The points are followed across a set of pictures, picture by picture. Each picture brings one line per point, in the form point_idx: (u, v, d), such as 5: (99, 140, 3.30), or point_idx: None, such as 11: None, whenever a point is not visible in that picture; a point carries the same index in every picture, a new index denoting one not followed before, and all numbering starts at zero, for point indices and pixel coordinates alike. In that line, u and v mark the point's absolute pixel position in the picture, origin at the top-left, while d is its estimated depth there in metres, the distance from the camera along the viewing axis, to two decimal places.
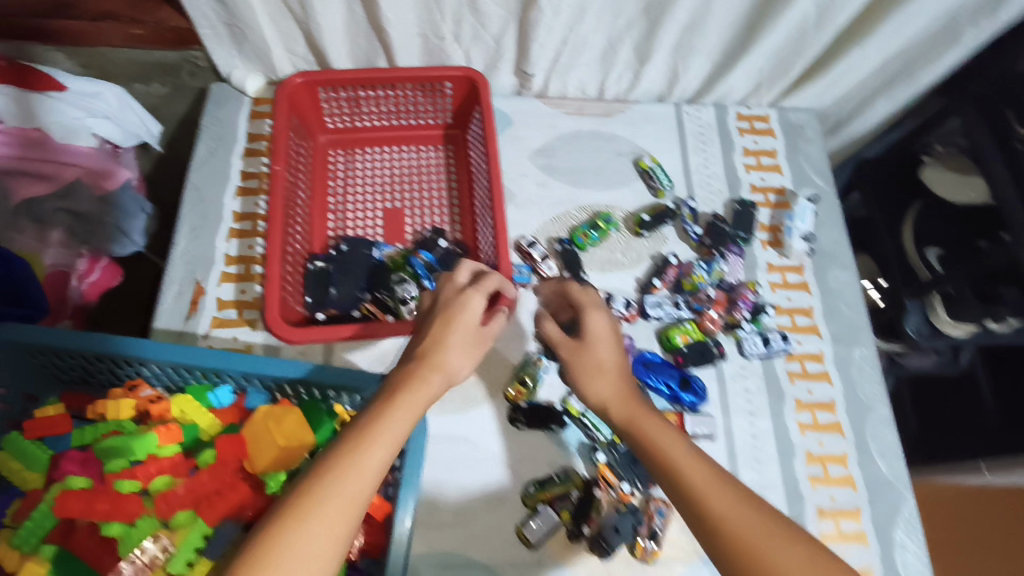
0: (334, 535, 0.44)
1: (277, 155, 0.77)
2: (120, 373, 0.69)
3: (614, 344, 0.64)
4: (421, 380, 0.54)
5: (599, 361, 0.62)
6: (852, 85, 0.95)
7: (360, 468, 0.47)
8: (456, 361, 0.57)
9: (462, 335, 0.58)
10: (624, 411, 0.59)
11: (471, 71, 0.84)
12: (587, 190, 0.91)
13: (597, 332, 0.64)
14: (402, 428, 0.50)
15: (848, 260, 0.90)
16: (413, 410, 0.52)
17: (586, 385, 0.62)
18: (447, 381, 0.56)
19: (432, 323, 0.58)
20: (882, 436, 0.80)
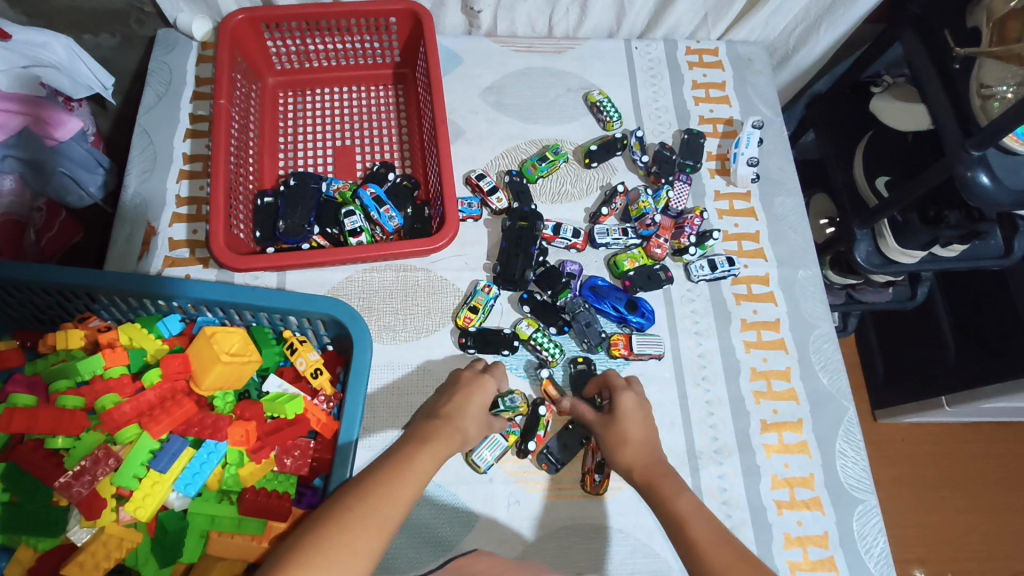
0: (367, 554, 0.47)
1: (220, 90, 0.78)
2: (70, 308, 0.70)
3: (644, 421, 0.67)
4: (446, 440, 0.61)
5: (626, 436, 0.66)
6: (797, 14, 0.95)
7: (397, 496, 0.52)
8: (472, 429, 0.65)
9: (480, 407, 0.67)
10: (643, 475, 0.63)
11: (414, 4, 0.84)
12: (537, 125, 0.92)
13: (627, 409, 0.67)
14: (428, 472, 0.57)
15: (794, 186, 0.91)
16: (436, 459, 0.58)
17: (613, 456, 0.65)
18: (462, 441, 0.64)
19: (455, 397, 0.67)
20: (825, 351, 0.82)
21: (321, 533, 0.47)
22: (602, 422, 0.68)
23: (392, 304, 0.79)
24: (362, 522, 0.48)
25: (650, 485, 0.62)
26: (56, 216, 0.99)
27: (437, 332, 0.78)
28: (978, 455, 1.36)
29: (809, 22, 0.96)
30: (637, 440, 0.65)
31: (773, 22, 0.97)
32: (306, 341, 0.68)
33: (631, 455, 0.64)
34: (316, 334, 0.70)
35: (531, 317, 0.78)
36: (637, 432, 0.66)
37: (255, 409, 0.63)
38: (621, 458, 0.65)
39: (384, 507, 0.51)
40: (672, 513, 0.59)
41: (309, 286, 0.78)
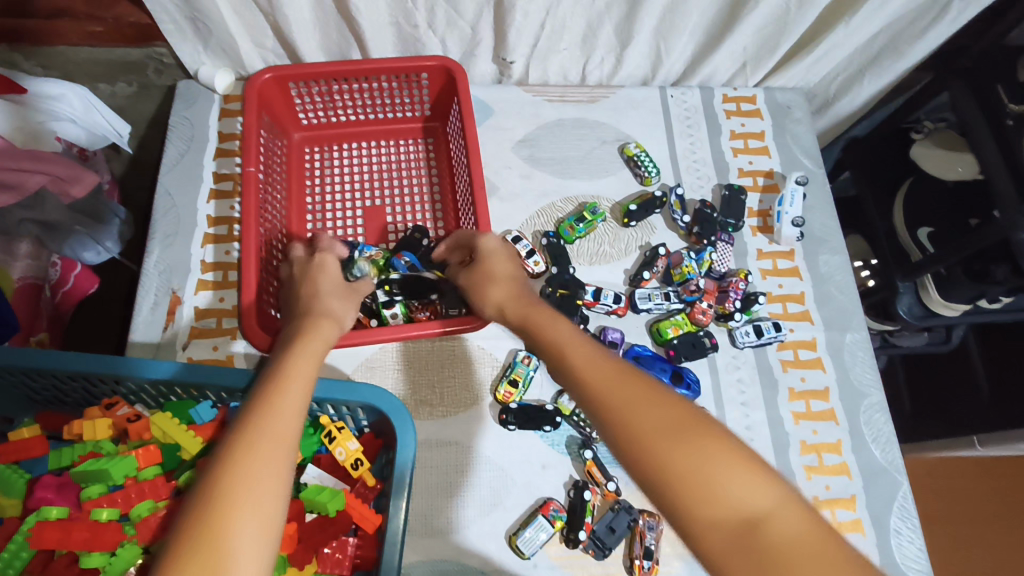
0: (288, 452, 0.48)
1: (248, 156, 0.75)
2: (95, 391, 0.66)
3: (507, 258, 0.71)
4: (318, 334, 0.61)
5: (492, 271, 0.70)
6: (838, 62, 0.92)
7: (287, 396, 0.51)
8: (339, 308, 0.67)
9: (335, 286, 0.69)
10: (513, 309, 0.65)
11: (447, 60, 0.80)
12: (572, 180, 0.89)
13: (491, 248, 0.72)
14: (313, 367, 0.56)
15: (838, 243, 0.88)
16: (316, 350, 0.58)
17: (483, 292, 0.69)
18: (336, 323, 0.65)
19: (315, 280, 0.69)
20: (876, 422, 0.79)
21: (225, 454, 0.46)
22: (470, 267, 0.72)
23: (428, 377, 0.76)
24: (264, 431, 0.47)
25: (527, 324, 0.62)
26: (71, 269, 0.93)
27: (476, 407, 0.75)
28: (1006, 495, 1.33)
29: (850, 69, 0.93)
30: (504, 275, 0.69)
31: (814, 71, 0.94)
32: (345, 428, 0.65)
33: (496, 291, 0.68)
34: (355, 419, 0.67)
35: None
36: (502, 267, 0.70)
37: (297, 508, 0.61)
38: (489, 299, 0.68)
39: (281, 411, 0.50)
40: (571, 378, 0.54)
41: (344, 360, 0.75)
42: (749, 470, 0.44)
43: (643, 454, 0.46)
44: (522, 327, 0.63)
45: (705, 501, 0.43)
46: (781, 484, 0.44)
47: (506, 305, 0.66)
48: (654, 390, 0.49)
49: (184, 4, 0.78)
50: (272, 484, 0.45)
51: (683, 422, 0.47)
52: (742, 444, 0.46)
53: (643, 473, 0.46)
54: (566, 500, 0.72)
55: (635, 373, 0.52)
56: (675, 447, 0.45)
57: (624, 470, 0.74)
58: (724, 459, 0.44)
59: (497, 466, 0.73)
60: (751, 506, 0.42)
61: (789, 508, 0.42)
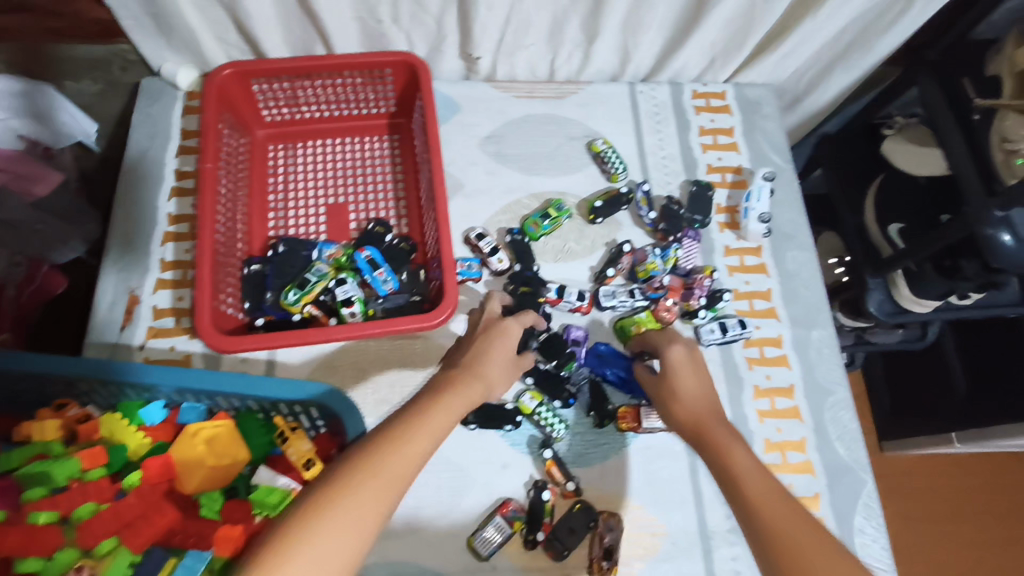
0: (393, 492, 0.46)
1: (205, 153, 0.74)
2: (46, 391, 0.66)
3: (694, 374, 0.67)
4: (466, 389, 0.59)
5: (674, 390, 0.66)
6: (808, 58, 0.91)
7: (415, 438, 0.50)
8: (495, 375, 0.64)
9: (503, 355, 0.66)
10: (694, 426, 0.62)
11: (410, 56, 0.80)
12: (538, 177, 0.88)
13: (676, 361, 0.68)
14: (445, 422, 0.53)
15: (806, 240, 0.88)
16: (464, 400, 0.58)
17: (666, 412, 0.66)
18: (485, 389, 0.62)
19: (488, 341, 0.66)
20: (841, 419, 0.79)
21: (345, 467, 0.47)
22: (655, 380, 0.68)
23: (388, 375, 0.75)
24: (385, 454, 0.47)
25: (699, 430, 0.62)
26: (37, 268, 0.93)
27: None
28: (986, 490, 1.33)
29: (820, 66, 0.92)
30: (691, 394, 0.65)
31: (784, 66, 0.93)
32: (298, 429, 0.64)
33: (683, 411, 0.64)
34: (310, 420, 0.66)
35: (534, 389, 0.75)
36: (690, 386, 0.66)
37: (243, 510, 0.60)
38: (682, 406, 0.64)
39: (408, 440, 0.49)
40: (730, 479, 0.56)
41: (302, 358, 0.75)
42: None
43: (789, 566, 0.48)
44: (694, 430, 0.62)
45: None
46: None
47: (698, 411, 0.63)
48: (791, 506, 0.52)
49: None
50: (362, 514, 0.44)
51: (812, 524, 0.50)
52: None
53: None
54: (526, 500, 0.71)
55: (787, 492, 0.54)
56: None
57: (585, 469, 0.73)
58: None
59: (457, 464, 0.72)
60: None
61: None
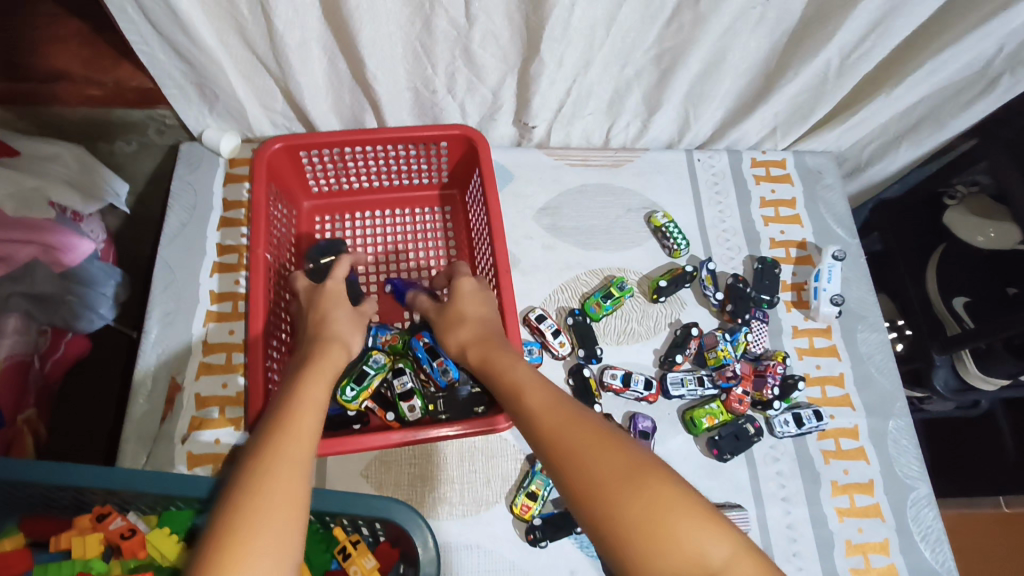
0: (301, 472, 0.47)
1: (256, 235, 0.70)
2: (86, 500, 0.60)
3: (480, 299, 0.70)
4: (329, 359, 0.60)
5: (462, 313, 0.69)
6: (873, 129, 0.87)
7: (299, 415, 0.52)
8: (346, 335, 0.65)
9: (346, 312, 0.68)
10: (477, 350, 0.64)
11: (469, 130, 0.76)
12: (596, 251, 0.84)
13: (465, 288, 0.71)
14: (319, 390, 0.56)
15: (877, 320, 0.84)
16: (322, 380, 0.57)
17: (447, 334, 0.68)
18: (347, 350, 0.64)
19: (323, 304, 0.68)
20: (924, 518, 0.74)
21: (234, 505, 0.43)
22: (439, 311, 0.71)
23: (448, 471, 0.71)
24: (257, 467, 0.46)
25: (487, 366, 0.62)
26: (61, 337, 0.88)
27: (500, 505, 0.70)
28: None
29: (885, 137, 0.89)
30: (475, 318, 0.68)
31: (847, 137, 0.90)
32: (360, 541, 0.60)
33: (463, 333, 0.67)
34: (371, 530, 0.62)
35: None
36: (474, 310, 0.69)
37: None
38: (452, 339, 0.68)
39: (292, 443, 0.48)
40: (526, 418, 0.53)
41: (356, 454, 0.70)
42: (699, 519, 0.43)
43: (594, 498, 0.45)
44: (481, 367, 0.62)
45: (655, 538, 0.42)
46: (731, 534, 0.43)
47: (468, 347, 0.65)
48: (608, 439, 0.48)
49: (190, 69, 0.74)
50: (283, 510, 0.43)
51: (621, 452, 0.47)
52: (678, 476, 0.45)
53: (593, 514, 0.44)
54: None
55: (602, 421, 0.50)
56: (618, 486, 0.44)
57: None
58: (667, 501, 0.43)
59: (520, 568, 0.67)
60: (708, 559, 0.41)
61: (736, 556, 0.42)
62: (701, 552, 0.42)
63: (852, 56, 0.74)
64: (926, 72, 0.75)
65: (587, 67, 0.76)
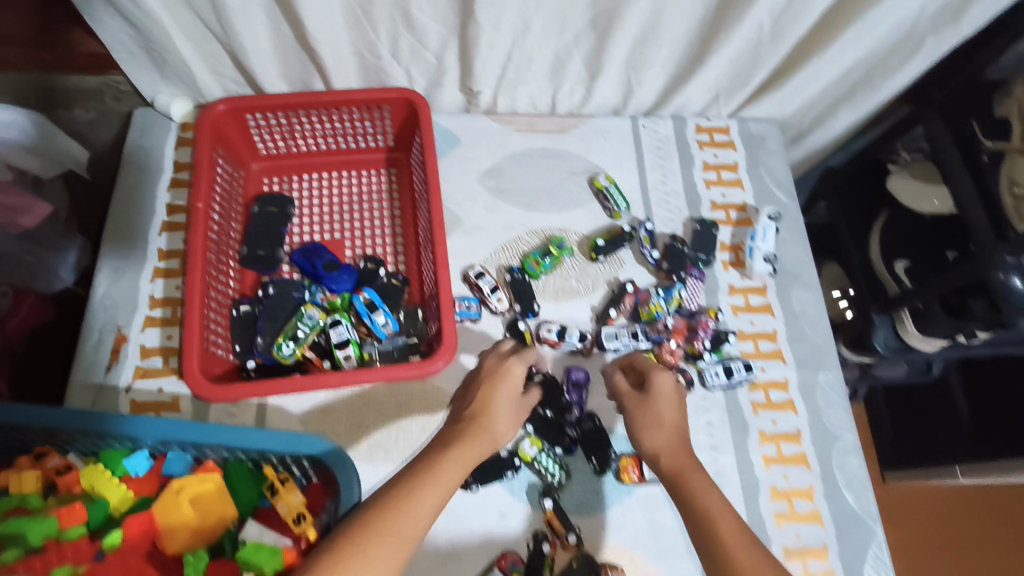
0: (401, 548, 0.50)
1: (197, 190, 0.72)
2: (25, 438, 0.62)
3: (677, 404, 0.68)
4: (473, 446, 0.61)
5: (658, 415, 0.67)
6: (813, 95, 0.89)
7: (422, 498, 0.54)
8: (502, 426, 0.65)
9: (507, 406, 0.66)
10: (672, 460, 0.63)
11: (410, 92, 0.78)
12: (539, 213, 0.86)
13: (663, 389, 0.68)
14: (455, 475, 0.57)
15: (812, 279, 0.86)
16: (464, 467, 0.59)
17: (643, 435, 0.66)
18: (493, 441, 0.63)
19: (490, 389, 0.67)
20: (849, 465, 0.77)
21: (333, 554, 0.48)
22: (637, 404, 0.68)
23: (384, 419, 0.73)
24: (382, 535, 0.50)
25: (678, 476, 0.62)
26: (23, 299, 0.90)
27: None
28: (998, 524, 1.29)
29: (825, 103, 0.91)
30: (670, 424, 0.66)
31: (788, 103, 0.92)
32: (289, 479, 0.62)
33: (654, 440, 0.65)
34: (301, 469, 0.64)
35: (534, 436, 0.73)
36: (672, 415, 0.67)
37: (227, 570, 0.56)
38: (647, 442, 0.65)
39: (408, 518, 0.52)
40: (699, 517, 0.58)
41: (294, 402, 0.72)
42: None
43: None
44: (672, 477, 0.62)
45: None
46: None
47: (663, 453, 0.64)
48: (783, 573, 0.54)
49: (137, 32, 0.76)
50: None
51: None
52: None
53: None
54: (525, 552, 0.69)
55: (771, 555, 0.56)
56: None
57: (587, 518, 0.71)
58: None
59: (449, 507, 0.70)
60: None
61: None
62: None
63: (782, 18, 0.76)
64: (855, 35, 0.77)
65: (525, 31, 0.78)
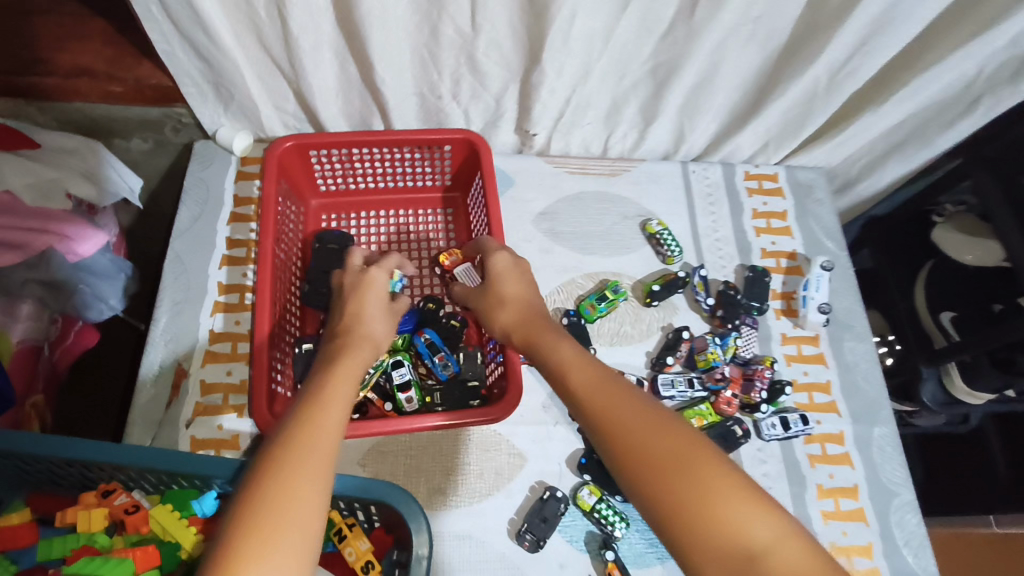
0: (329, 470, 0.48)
1: (265, 228, 0.73)
2: (93, 476, 0.62)
3: (518, 276, 0.72)
4: (358, 350, 0.61)
5: (502, 294, 0.70)
6: (862, 145, 0.91)
7: (322, 406, 0.53)
8: (378, 329, 0.66)
9: (377, 308, 0.68)
10: (518, 332, 0.66)
11: (471, 134, 0.79)
12: (592, 255, 0.87)
13: (501, 266, 0.72)
14: (348, 376, 0.57)
15: (863, 330, 0.86)
16: (355, 368, 0.59)
17: (491, 317, 0.70)
18: (376, 345, 0.64)
19: (348, 295, 0.68)
20: (907, 523, 0.76)
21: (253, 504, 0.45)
22: (480, 291, 0.72)
23: (443, 463, 0.73)
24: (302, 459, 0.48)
25: (530, 344, 0.64)
26: (71, 327, 0.91)
27: (492, 498, 0.71)
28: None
29: (872, 153, 0.92)
30: (512, 296, 0.69)
31: (837, 152, 0.93)
32: (356, 525, 0.62)
33: (505, 319, 0.68)
34: (367, 514, 0.64)
35: (592, 485, 0.72)
36: (513, 289, 0.70)
37: None
38: (497, 322, 0.69)
39: (323, 434, 0.50)
40: (571, 397, 0.57)
41: (355, 443, 0.72)
42: (746, 499, 0.46)
43: (638, 466, 0.49)
44: (525, 346, 0.64)
45: (708, 524, 0.45)
46: (783, 519, 0.46)
47: (512, 329, 0.67)
48: (652, 414, 0.52)
49: (208, 69, 0.77)
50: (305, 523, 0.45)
51: (668, 424, 0.51)
52: (741, 472, 0.48)
53: (670, 525, 0.46)
54: None
55: (635, 392, 0.55)
56: (659, 448, 0.49)
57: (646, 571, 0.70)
58: (719, 483, 0.46)
59: (511, 560, 0.69)
60: (750, 540, 0.44)
61: (788, 543, 0.44)
62: (753, 533, 0.44)
63: (840, 73, 0.77)
64: (908, 90, 0.78)
65: (586, 77, 0.79)
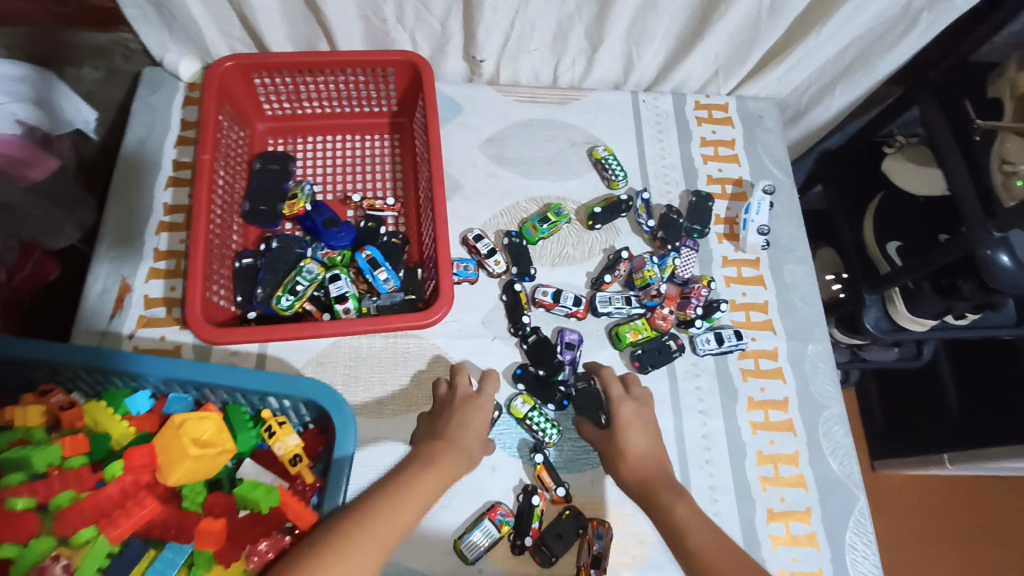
0: (369, 562, 0.51)
1: (203, 144, 0.74)
2: (33, 377, 0.64)
3: (645, 430, 0.69)
4: (451, 465, 0.63)
5: (624, 447, 0.68)
6: (811, 72, 0.91)
7: (396, 508, 0.56)
8: (473, 445, 0.67)
9: (478, 426, 0.68)
10: (642, 489, 0.66)
11: (414, 56, 0.80)
12: (538, 180, 0.88)
13: (626, 417, 0.70)
14: (430, 490, 0.59)
15: (805, 254, 0.88)
16: (439, 481, 0.61)
17: (613, 470, 0.68)
18: (467, 460, 0.65)
19: (454, 412, 0.68)
20: (834, 433, 0.78)
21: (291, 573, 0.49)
22: (606, 435, 0.70)
23: (379, 375, 0.74)
24: (349, 549, 0.51)
25: (647, 494, 0.65)
26: (29, 254, 0.91)
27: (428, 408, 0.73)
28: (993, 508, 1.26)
29: (821, 81, 0.92)
30: (638, 453, 0.67)
31: (786, 81, 0.93)
32: (285, 423, 0.63)
33: (631, 470, 0.67)
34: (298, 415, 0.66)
35: (526, 394, 0.74)
36: (638, 442, 0.68)
37: (226, 503, 0.60)
38: (620, 477, 0.67)
39: (376, 530, 0.53)
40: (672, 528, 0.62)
41: (294, 353, 0.74)
42: None
43: None
44: (640, 489, 0.65)
45: None
46: None
47: (632, 484, 0.67)
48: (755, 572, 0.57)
49: None
50: None
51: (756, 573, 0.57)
52: None
53: None
54: (515, 505, 0.70)
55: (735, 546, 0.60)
56: None
57: (576, 474, 0.73)
58: None
59: None
60: None
61: None
62: None
63: None
64: (850, 12, 0.78)
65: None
